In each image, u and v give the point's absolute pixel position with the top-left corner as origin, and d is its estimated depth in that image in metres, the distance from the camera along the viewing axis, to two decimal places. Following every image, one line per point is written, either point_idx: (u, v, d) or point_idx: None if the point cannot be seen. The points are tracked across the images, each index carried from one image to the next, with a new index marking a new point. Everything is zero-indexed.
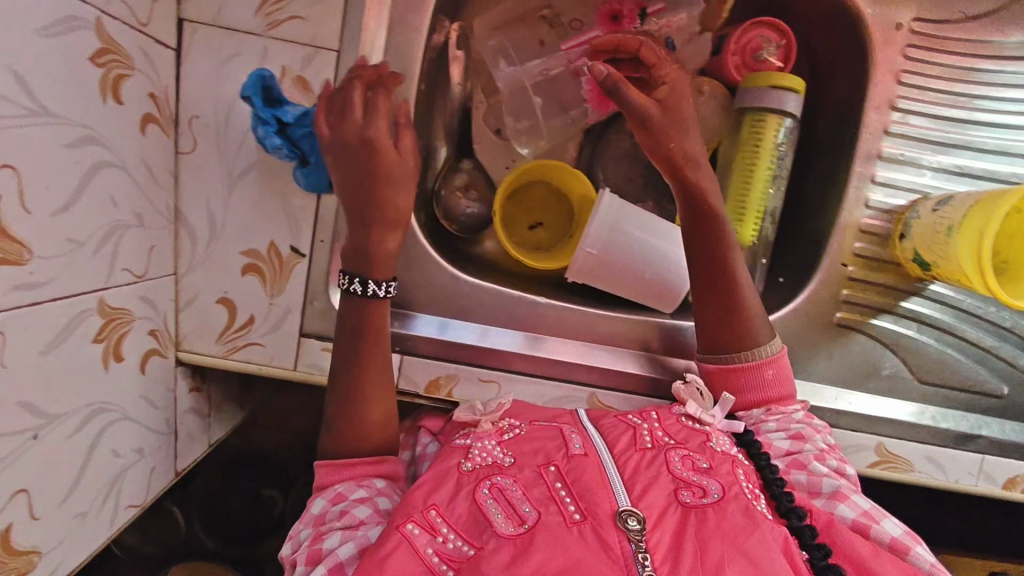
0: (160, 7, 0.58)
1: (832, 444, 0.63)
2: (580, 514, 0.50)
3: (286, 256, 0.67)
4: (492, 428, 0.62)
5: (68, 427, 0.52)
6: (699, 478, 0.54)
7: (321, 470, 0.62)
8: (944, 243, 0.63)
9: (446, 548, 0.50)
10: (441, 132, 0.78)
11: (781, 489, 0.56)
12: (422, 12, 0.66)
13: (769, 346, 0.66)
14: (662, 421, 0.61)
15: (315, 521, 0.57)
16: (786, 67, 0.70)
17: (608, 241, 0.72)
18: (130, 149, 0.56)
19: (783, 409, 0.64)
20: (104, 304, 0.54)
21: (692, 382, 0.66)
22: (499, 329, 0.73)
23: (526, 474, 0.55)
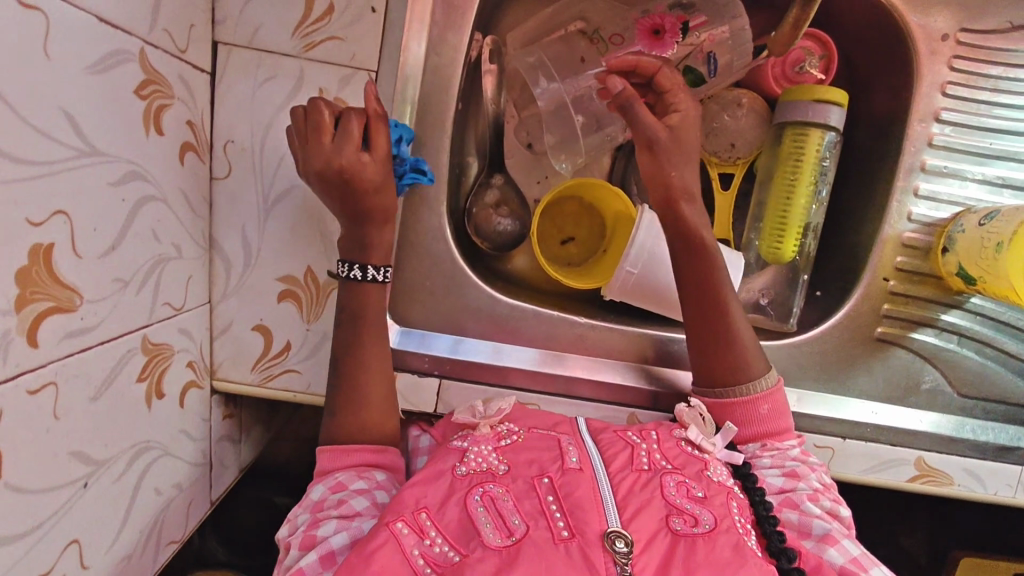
0: (196, 31, 0.56)
1: (827, 484, 0.61)
2: (569, 533, 0.48)
3: (323, 281, 0.65)
4: (490, 433, 0.60)
5: (115, 470, 0.49)
6: (693, 507, 0.52)
7: (324, 456, 0.59)
8: (993, 259, 0.63)
9: (433, 552, 0.49)
10: (474, 148, 0.76)
11: (774, 527, 0.53)
12: (460, 30, 0.64)
13: (763, 380, 0.64)
14: (662, 443, 0.59)
15: (313, 506, 0.56)
16: (827, 80, 0.71)
17: (649, 259, 0.68)
18: (170, 179, 0.54)
19: (778, 445, 0.62)
20: (146, 342, 0.52)
21: (696, 406, 0.63)
22: (512, 346, 0.71)
23: (519, 484, 0.53)
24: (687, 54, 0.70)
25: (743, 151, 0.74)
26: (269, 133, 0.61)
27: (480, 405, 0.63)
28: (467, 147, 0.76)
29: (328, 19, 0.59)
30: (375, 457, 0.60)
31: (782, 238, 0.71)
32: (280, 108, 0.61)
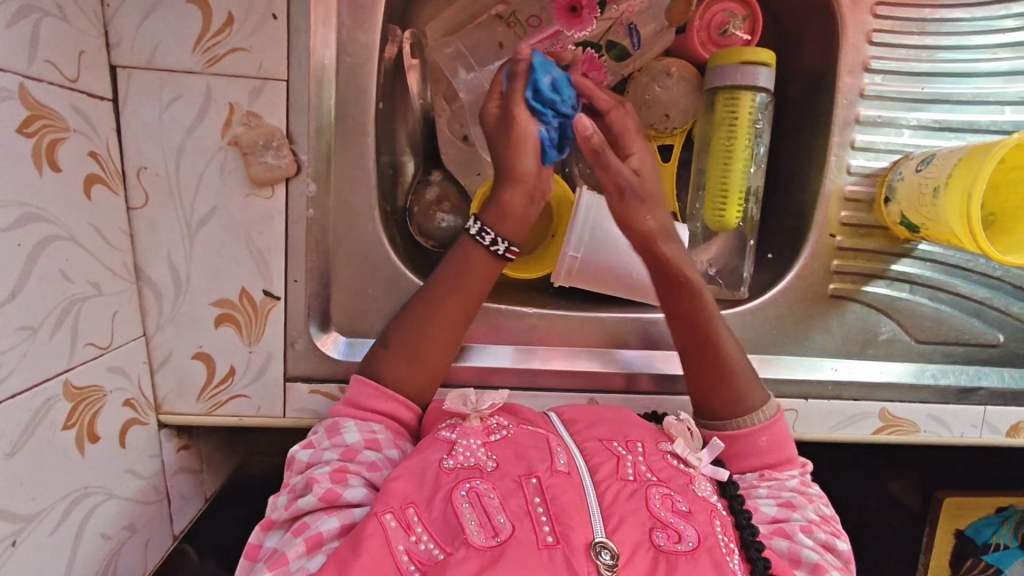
0: (88, 57, 0.53)
1: (827, 516, 0.59)
2: (553, 538, 0.47)
3: (260, 301, 0.63)
4: (479, 425, 0.57)
5: (49, 522, 0.48)
6: (676, 521, 0.50)
7: (364, 388, 0.58)
8: (931, 206, 0.63)
9: (418, 550, 0.47)
10: (407, 144, 0.74)
11: (760, 553, 0.52)
12: (371, 27, 0.62)
13: (763, 411, 0.62)
14: (647, 455, 0.56)
15: (345, 452, 0.54)
16: (753, 40, 0.69)
17: (600, 250, 0.67)
18: (77, 215, 0.52)
19: (777, 476, 0.61)
20: (69, 387, 0.50)
21: (684, 420, 0.62)
22: (485, 348, 0.70)
23: (506, 482, 0.51)
24: (608, 29, 0.70)
25: (678, 121, 0.73)
26: (183, 154, 0.59)
27: (472, 394, 0.59)
28: (400, 145, 0.74)
29: (229, 31, 0.57)
30: (407, 416, 0.59)
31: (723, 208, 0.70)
32: (190, 128, 0.59)
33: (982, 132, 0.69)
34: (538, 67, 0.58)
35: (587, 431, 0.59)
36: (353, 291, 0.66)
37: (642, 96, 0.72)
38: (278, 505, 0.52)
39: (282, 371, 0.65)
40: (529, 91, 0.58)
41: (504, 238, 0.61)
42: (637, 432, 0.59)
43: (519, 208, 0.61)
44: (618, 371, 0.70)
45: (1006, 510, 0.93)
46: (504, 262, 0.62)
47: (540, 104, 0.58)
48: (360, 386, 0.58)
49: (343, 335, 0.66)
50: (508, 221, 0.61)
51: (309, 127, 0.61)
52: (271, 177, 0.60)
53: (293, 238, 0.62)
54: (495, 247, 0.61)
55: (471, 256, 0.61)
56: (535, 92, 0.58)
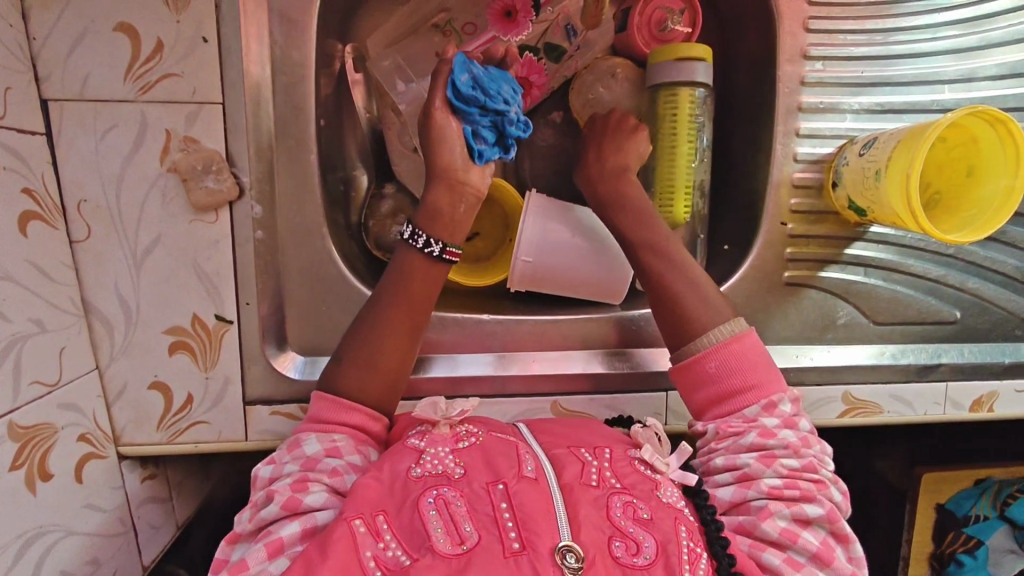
0: (15, 93, 0.53)
1: (793, 471, 0.54)
2: (519, 545, 0.45)
3: (213, 326, 0.62)
4: (448, 433, 0.56)
5: (2, 564, 0.48)
6: (636, 530, 0.48)
7: (322, 403, 0.57)
8: (874, 188, 0.64)
9: (385, 556, 0.46)
10: (358, 159, 0.74)
11: (725, 549, 0.49)
12: (305, 45, 0.62)
13: (720, 333, 0.60)
14: (613, 461, 0.54)
15: (305, 462, 0.54)
16: (693, 32, 0.70)
17: (543, 249, 0.68)
18: (13, 254, 0.51)
19: (733, 428, 0.57)
20: (14, 427, 0.50)
21: (651, 426, 0.60)
22: (467, 355, 0.70)
23: (474, 488, 0.49)
24: (545, 31, 0.70)
25: None
26: (123, 184, 0.58)
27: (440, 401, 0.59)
28: (350, 160, 0.73)
29: (160, 57, 0.57)
30: (371, 424, 0.58)
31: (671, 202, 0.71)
32: (128, 157, 0.58)
33: (925, 111, 0.71)
34: (457, 67, 0.59)
35: (555, 438, 0.57)
36: (308, 309, 0.66)
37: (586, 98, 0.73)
38: (241, 518, 0.51)
39: (240, 395, 0.64)
40: (450, 91, 0.60)
41: (439, 239, 0.61)
42: (603, 440, 0.57)
43: (448, 211, 0.62)
44: (580, 373, 0.70)
45: (984, 482, 0.94)
46: (442, 263, 0.62)
47: (463, 103, 0.60)
48: (318, 401, 0.58)
49: (300, 354, 0.66)
50: (440, 224, 0.61)
51: (249, 149, 0.60)
52: (213, 201, 0.60)
53: (243, 261, 0.62)
54: (431, 250, 0.61)
55: (409, 261, 0.61)
56: (456, 91, 0.60)
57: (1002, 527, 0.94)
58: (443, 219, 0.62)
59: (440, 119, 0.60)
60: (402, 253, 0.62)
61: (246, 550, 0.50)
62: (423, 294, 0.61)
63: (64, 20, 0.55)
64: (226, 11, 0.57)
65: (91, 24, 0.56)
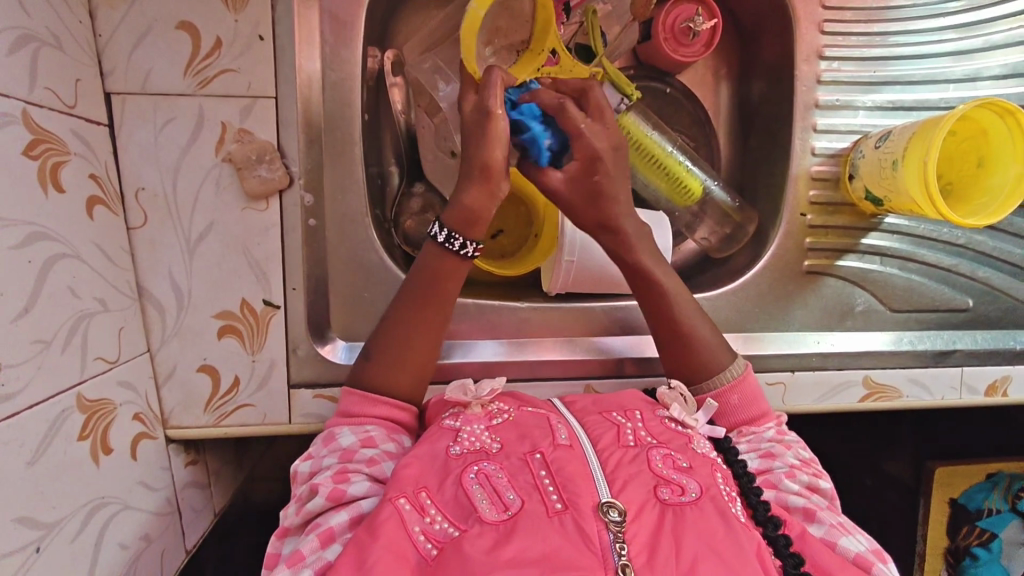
0: (84, 85, 0.56)
1: (807, 459, 0.60)
2: (562, 505, 0.47)
3: (260, 310, 0.65)
4: (481, 412, 0.59)
5: (70, 530, 0.49)
6: (679, 477, 0.51)
7: (353, 398, 0.59)
8: (892, 177, 0.67)
9: (433, 529, 0.48)
10: (392, 155, 0.77)
11: (758, 497, 0.53)
12: (353, 44, 0.66)
13: (729, 370, 0.64)
14: (645, 421, 0.58)
15: (343, 454, 0.55)
16: (719, 21, 0.71)
17: (585, 250, 0.69)
18: (80, 235, 0.54)
19: (754, 429, 0.62)
20: (82, 400, 0.52)
21: (676, 387, 0.63)
22: (492, 341, 0.73)
23: (512, 461, 0.52)
24: (576, 33, 0.71)
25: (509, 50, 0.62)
26: (179, 174, 0.61)
27: (470, 383, 0.61)
28: (385, 156, 0.76)
29: (218, 54, 0.60)
30: (401, 415, 0.60)
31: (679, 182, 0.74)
32: (185, 148, 0.61)
33: (933, 108, 0.74)
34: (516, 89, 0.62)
35: (587, 407, 0.60)
36: (351, 295, 0.69)
37: (495, 27, 0.61)
38: (288, 512, 0.53)
39: (285, 378, 0.66)
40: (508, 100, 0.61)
41: (474, 241, 0.61)
42: (634, 403, 0.61)
43: (483, 213, 0.60)
44: (610, 358, 0.73)
45: (995, 476, 0.95)
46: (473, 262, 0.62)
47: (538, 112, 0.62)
48: (346, 396, 0.60)
49: (344, 339, 0.69)
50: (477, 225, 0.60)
51: (298, 142, 0.64)
52: (265, 190, 0.62)
53: (290, 249, 0.64)
54: (466, 251, 0.61)
55: (444, 264, 0.61)
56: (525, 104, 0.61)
57: (1014, 521, 0.95)
58: (477, 219, 0.60)
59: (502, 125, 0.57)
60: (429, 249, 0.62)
61: (297, 542, 0.51)
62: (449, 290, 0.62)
63: (129, 19, 0.59)
64: (282, 13, 0.61)
65: (155, 22, 0.59)
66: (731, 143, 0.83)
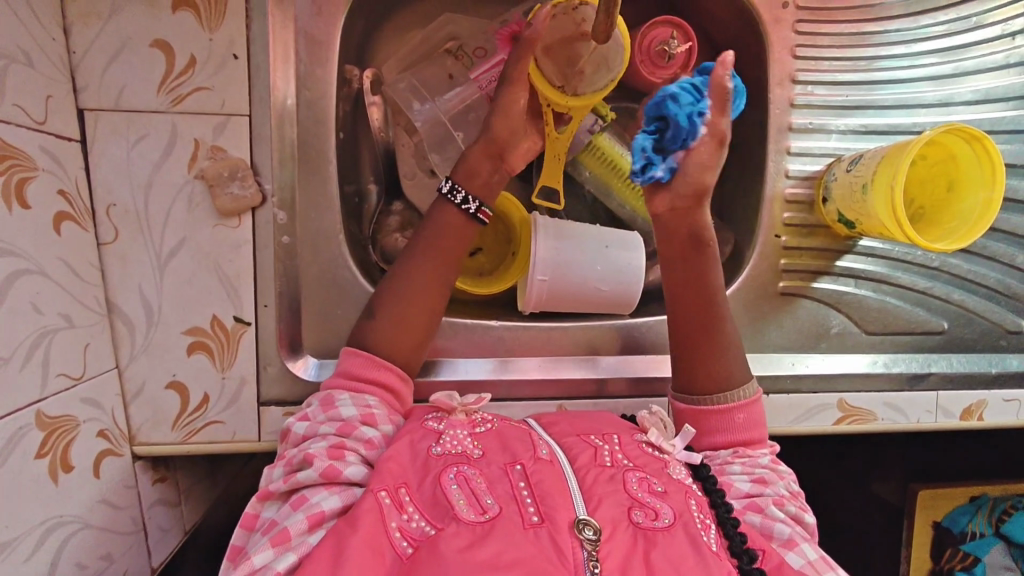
0: (56, 101, 0.56)
1: (796, 492, 0.59)
2: (538, 518, 0.47)
3: (231, 327, 0.64)
4: (465, 419, 0.58)
5: (24, 550, 0.49)
6: (653, 500, 0.51)
7: (357, 359, 0.60)
8: (862, 202, 0.68)
9: (410, 527, 0.47)
10: (370, 173, 0.77)
11: (735, 527, 0.52)
12: (328, 63, 0.66)
13: (743, 390, 0.63)
14: (623, 444, 0.57)
15: (341, 427, 0.55)
16: (696, 44, 0.72)
17: (559, 268, 0.69)
18: (47, 250, 0.53)
19: (749, 452, 0.60)
20: (42, 417, 0.52)
21: (656, 411, 0.63)
22: (465, 360, 0.72)
23: (492, 469, 0.52)
24: None
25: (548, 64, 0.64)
26: (151, 190, 0.61)
27: (455, 392, 0.61)
28: (363, 175, 0.77)
29: (192, 72, 0.61)
30: (398, 384, 0.61)
31: None
32: (157, 165, 0.61)
33: (906, 132, 0.75)
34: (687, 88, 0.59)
35: (563, 429, 0.59)
36: (324, 312, 0.68)
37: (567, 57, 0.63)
38: (276, 477, 0.53)
39: (255, 396, 0.66)
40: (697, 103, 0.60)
41: (475, 198, 0.66)
42: (611, 428, 0.60)
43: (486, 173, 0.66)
44: (583, 378, 0.73)
45: (978, 499, 0.95)
46: (476, 222, 0.66)
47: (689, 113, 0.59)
48: (351, 357, 0.60)
49: (316, 356, 0.68)
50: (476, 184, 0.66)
51: (272, 159, 0.64)
52: (237, 207, 0.63)
53: (262, 266, 0.64)
54: (466, 206, 0.65)
55: (447, 220, 0.65)
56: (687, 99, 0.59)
57: (998, 545, 0.93)
58: (479, 179, 0.66)
59: (521, 100, 0.64)
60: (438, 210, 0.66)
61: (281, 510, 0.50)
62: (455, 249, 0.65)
63: (104, 37, 0.59)
64: (256, 32, 0.62)
65: (129, 40, 0.59)
66: None
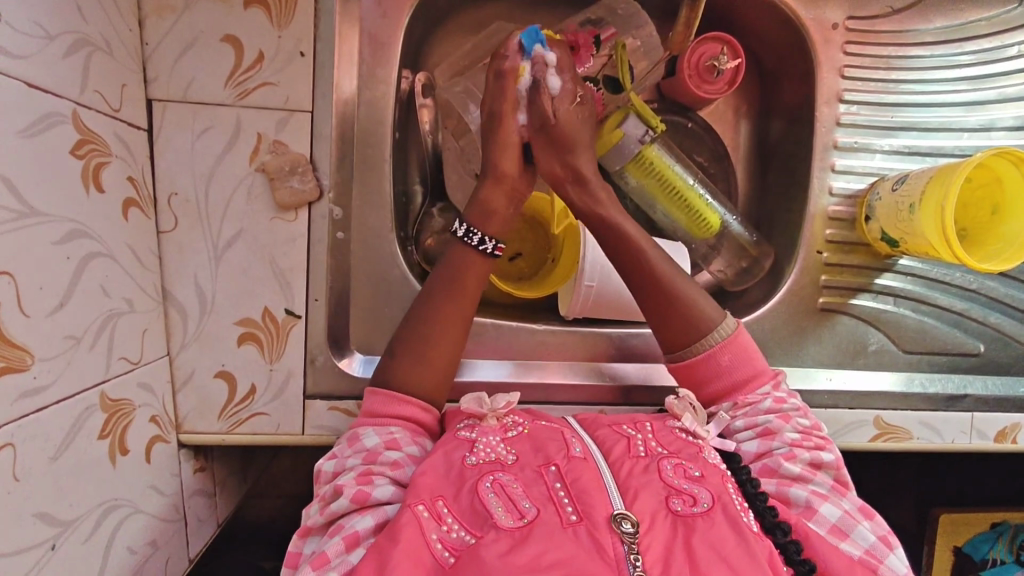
0: (128, 90, 0.57)
1: (807, 428, 0.60)
2: (577, 517, 0.47)
3: (281, 319, 0.65)
4: (497, 424, 0.58)
5: (83, 530, 0.49)
6: (690, 486, 0.51)
7: (376, 397, 0.59)
8: (908, 220, 0.69)
9: (450, 537, 0.48)
10: (416, 174, 0.78)
11: (765, 504, 0.52)
12: (388, 65, 0.68)
13: (721, 329, 0.64)
14: (656, 432, 0.58)
15: (367, 456, 0.55)
16: (743, 62, 0.73)
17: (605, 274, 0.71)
18: (115, 235, 0.54)
19: (748, 401, 0.62)
20: (104, 398, 0.52)
21: (686, 395, 0.63)
22: (506, 362, 0.73)
23: (527, 472, 0.52)
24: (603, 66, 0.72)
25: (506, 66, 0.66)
26: (212, 181, 0.62)
27: (485, 397, 0.61)
28: (410, 176, 0.78)
29: (259, 66, 0.62)
30: (422, 416, 0.60)
31: (698, 212, 0.75)
32: (220, 157, 0.62)
33: (949, 155, 0.76)
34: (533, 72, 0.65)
35: (596, 422, 0.61)
36: (370, 309, 0.69)
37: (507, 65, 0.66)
38: (312, 512, 0.53)
39: (302, 388, 0.66)
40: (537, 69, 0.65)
41: (491, 236, 0.66)
42: (645, 418, 0.61)
43: (500, 206, 0.67)
44: (623, 384, 0.73)
45: (999, 526, 0.94)
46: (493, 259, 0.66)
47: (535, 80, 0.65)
48: (373, 395, 0.60)
49: (362, 353, 0.69)
50: (491, 220, 0.66)
51: (330, 155, 0.65)
52: (295, 201, 0.64)
53: (316, 261, 0.65)
54: (483, 245, 0.65)
55: (467, 260, 0.65)
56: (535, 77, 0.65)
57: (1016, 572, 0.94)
58: (495, 216, 0.66)
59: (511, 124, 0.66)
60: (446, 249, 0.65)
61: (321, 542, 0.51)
62: (472, 281, 0.65)
63: (177, 29, 0.60)
64: (324, 31, 0.63)
65: (201, 34, 0.61)
66: (749, 180, 0.85)
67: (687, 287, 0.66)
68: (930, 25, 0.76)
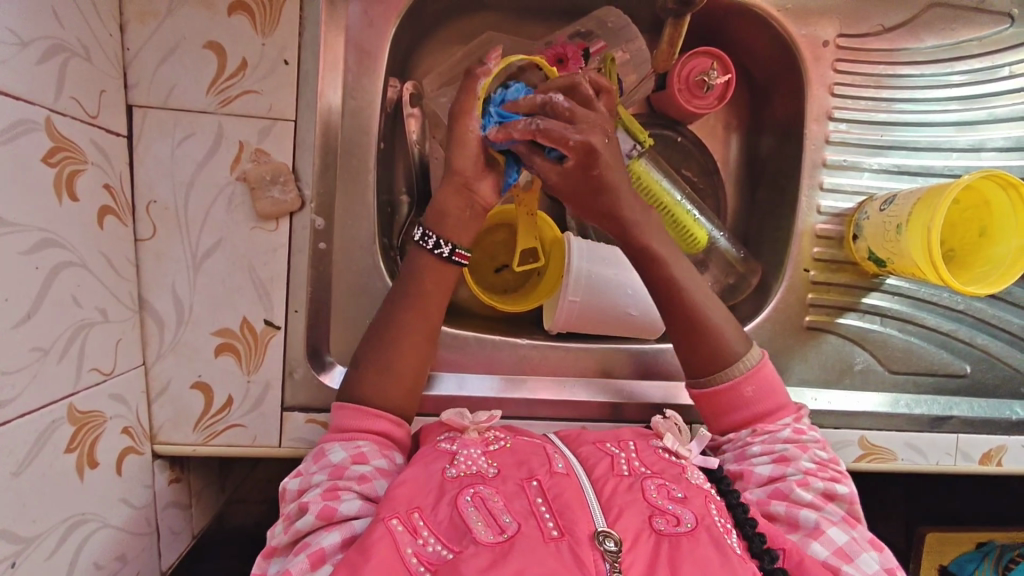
0: (108, 96, 0.56)
1: (825, 460, 0.59)
2: (558, 532, 0.47)
3: (260, 330, 0.64)
4: (478, 437, 0.57)
5: (46, 548, 0.48)
6: (674, 507, 0.50)
7: (343, 412, 0.59)
8: (895, 241, 0.68)
9: (427, 552, 0.46)
10: (404, 185, 0.77)
11: (753, 528, 0.51)
12: (374, 75, 0.67)
13: (747, 360, 0.63)
14: (640, 451, 0.57)
15: (333, 471, 0.54)
16: (733, 79, 0.73)
17: (591, 287, 0.70)
18: (89, 243, 0.53)
19: (767, 429, 0.61)
20: (73, 411, 0.51)
21: (670, 416, 0.63)
22: (489, 376, 0.72)
23: (509, 486, 0.51)
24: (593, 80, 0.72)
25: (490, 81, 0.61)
26: (191, 190, 0.61)
27: (467, 410, 0.60)
28: (396, 186, 0.77)
29: (242, 74, 0.61)
30: (393, 430, 0.59)
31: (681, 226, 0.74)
32: (200, 165, 0.61)
33: (939, 175, 0.76)
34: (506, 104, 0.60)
35: (580, 438, 0.60)
36: (351, 319, 0.68)
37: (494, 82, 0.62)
38: (276, 532, 0.52)
39: (279, 401, 0.65)
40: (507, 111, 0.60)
41: (449, 241, 0.63)
42: (627, 435, 0.61)
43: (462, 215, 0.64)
44: (607, 401, 0.72)
45: (985, 545, 0.94)
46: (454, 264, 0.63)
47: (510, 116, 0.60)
48: (340, 410, 0.59)
49: (342, 365, 0.68)
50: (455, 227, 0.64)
51: (313, 165, 0.64)
52: (277, 211, 0.63)
53: (296, 271, 0.64)
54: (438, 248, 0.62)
55: (425, 263, 0.63)
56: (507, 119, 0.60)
57: None
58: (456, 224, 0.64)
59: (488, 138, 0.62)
60: (424, 261, 0.64)
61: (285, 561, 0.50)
62: (440, 295, 0.63)
63: (158, 36, 0.60)
64: (308, 39, 0.63)
65: (183, 40, 0.60)
66: (739, 195, 0.85)
67: (710, 307, 0.64)
68: (922, 44, 0.76)
